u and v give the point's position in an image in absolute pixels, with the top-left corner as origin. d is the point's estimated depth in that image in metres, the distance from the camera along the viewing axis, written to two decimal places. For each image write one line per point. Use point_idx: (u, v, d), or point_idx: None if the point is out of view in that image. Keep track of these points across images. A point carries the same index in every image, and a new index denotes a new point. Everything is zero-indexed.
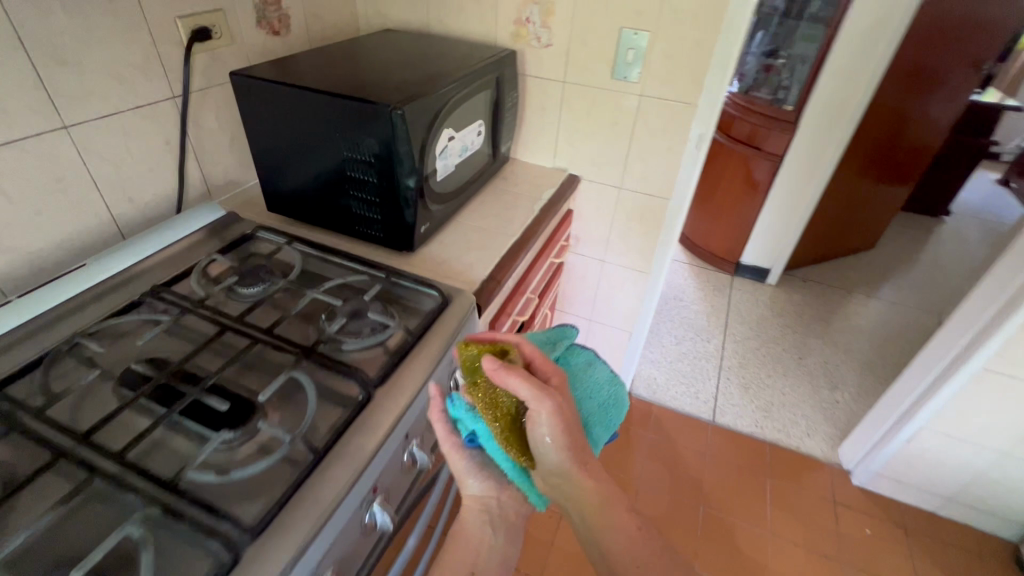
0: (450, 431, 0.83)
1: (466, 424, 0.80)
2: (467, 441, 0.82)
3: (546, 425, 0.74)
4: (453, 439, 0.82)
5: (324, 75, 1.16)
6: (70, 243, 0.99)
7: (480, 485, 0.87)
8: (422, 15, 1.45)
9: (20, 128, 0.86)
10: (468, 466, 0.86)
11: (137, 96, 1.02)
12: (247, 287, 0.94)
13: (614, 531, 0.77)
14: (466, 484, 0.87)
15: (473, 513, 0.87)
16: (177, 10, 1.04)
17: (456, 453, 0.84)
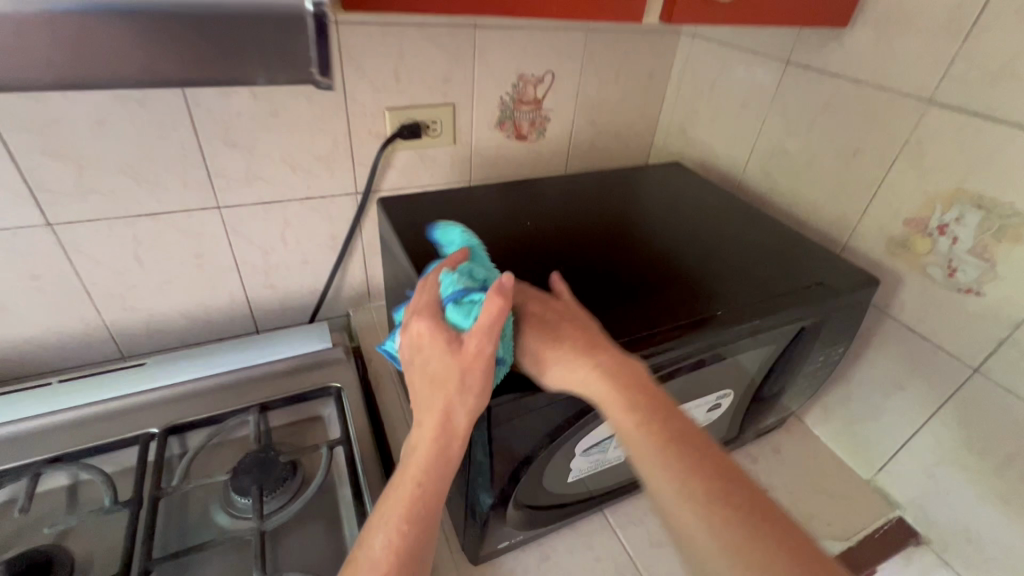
0: (491, 346, 0.44)
1: (501, 344, 0.46)
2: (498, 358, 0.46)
3: (557, 369, 0.46)
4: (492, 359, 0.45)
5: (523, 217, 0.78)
6: (196, 317, 0.90)
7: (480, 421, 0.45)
8: (741, 154, 0.91)
9: (170, 202, 0.78)
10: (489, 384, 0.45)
11: (314, 187, 0.86)
12: (235, 497, 0.65)
13: (671, 472, 0.41)
14: (467, 414, 0.44)
15: (448, 470, 0.44)
16: (391, 101, 0.83)
17: (485, 378, 0.44)
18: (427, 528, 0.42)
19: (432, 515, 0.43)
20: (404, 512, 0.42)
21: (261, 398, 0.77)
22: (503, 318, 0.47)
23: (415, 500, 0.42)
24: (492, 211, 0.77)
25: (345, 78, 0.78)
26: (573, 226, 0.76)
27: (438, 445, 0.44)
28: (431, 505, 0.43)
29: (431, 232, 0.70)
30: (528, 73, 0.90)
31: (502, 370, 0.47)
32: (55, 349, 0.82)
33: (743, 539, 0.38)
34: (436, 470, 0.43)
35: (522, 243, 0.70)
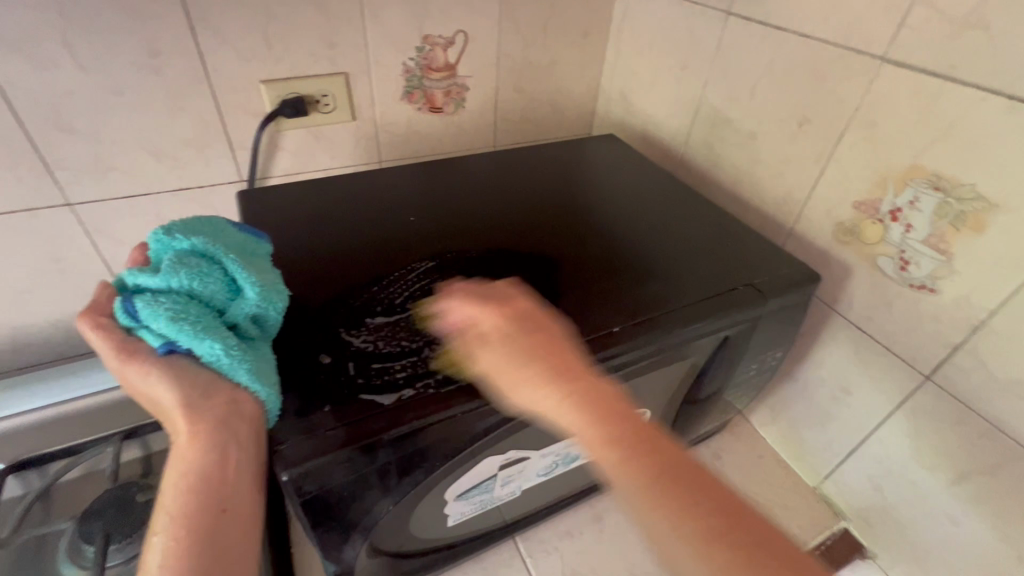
0: (131, 346, 0.38)
1: (153, 324, 0.37)
2: (159, 347, 0.37)
3: (517, 392, 0.39)
4: (136, 355, 0.37)
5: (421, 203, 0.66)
6: (68, 329, 0.80)
7: (205, 398, 0.38)
8: (683, 123, 0.79)
9: (4, 200, 0.66)
10: (167, 371, 0.37)
11: (186, 177, 0.74)
12: (82, 545, 0.57)
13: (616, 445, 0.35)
14: (170, 406, 0.37)
15: (210, 466, 0.36)
16: (266, 72, 0.70)
17: (149, 372, 0.37)
18: (205, 530, 0.35)
19: (211, 522, 0.35)
20: (166, 528, 0.34)
21: (129, 423, 0.68)
22: (139, 297, 0.37)
23: (177, 515, 0.35)
24: (383, 198, 0.65)
25: (200, 45, 0.65)
26: (477, 213, 0.64)
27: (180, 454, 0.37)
28: (207, 509, 0.35)
29: (298, 226, 0.58)
30: (433, 33, 0.77)
31: (187, 345, 0.37)
32: None
33: (665, 507, 0.33)
34: (189, 474, 0.36)
35: (406, 237, 0.58)
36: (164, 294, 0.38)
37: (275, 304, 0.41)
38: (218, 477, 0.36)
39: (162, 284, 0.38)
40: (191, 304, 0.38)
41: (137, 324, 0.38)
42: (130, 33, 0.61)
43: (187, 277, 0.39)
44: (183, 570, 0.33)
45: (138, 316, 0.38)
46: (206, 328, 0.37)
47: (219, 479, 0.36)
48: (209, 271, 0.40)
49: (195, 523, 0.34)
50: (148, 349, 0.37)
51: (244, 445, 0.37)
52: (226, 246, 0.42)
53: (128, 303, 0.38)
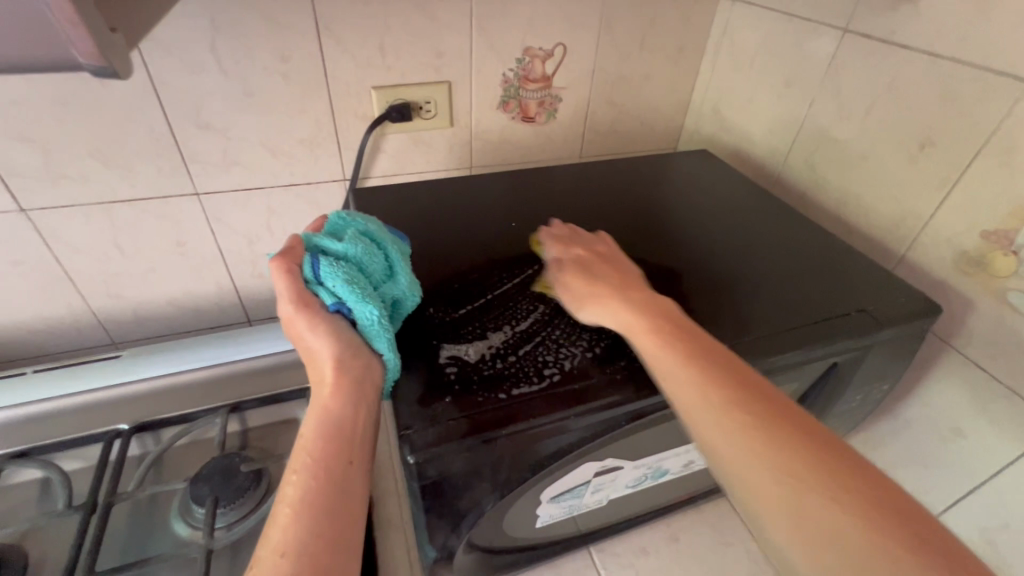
0: (304, 296, 0.42)
1: (329, 284, 0.42)
2: (330, 304, 0.42)
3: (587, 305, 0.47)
4: (312, 303, 0.42)
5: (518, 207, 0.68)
6: (182, 307, 0.87)
7: (354, 354, 0.41)
8: (783, 141, 0.77)
9: (146, 187, 0.74)
10: (331, 324, 0.42)
11: (298, 174, 0.79)
12: (193, 506, 0.62)
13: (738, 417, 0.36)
14: (323, 354, 0.41)
15: (340, 420, 0.39)
16: (378, 79, 0.75)
17: (315, 319, 0.41)
18: (337, 477, 0.36)
19: (340, 470, 0.36)
20: (300, 469, 0.36)
21: (234, 398, 0.74)
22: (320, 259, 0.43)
23: (313, 459, 0.36)
24: (482, 202, 0.67)
25: (324, 52, 0.70)
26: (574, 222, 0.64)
27: (319, 405, 0.39)
28: (338, 455, 0.37)
29: (406, 226, 0.61)
30: (535, 46, 0.79)
31: (356, 307, 0.42)
32: (43, 334, 0.82)
33: (831, 484, 0.32)
34: (328, 415, 0.39)
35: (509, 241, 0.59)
36: (342, 262, 0.44)
37: (415, 296, 0.46)
38: (349, 431, 0.39)
39: (344, 251, 0.44)
40: (361, 277, 0.44)
41: (316, 280, 0.43)
42: (267, 41, 0.67)
43: (367, 255, 0.45)
44: (313, 509, 0.34)
45: (318, 274, 0.43)
46: (370, 298, 0.43)
47: (344, 431, 0.38)
48: (378, 255, 0.46)
49: (330, 472, 0.36)
50: (319, 302, 0.42)
51: (371, 403, 0.40)
52: (391, 239, 0.48)
53: (313, 259, 0.43)
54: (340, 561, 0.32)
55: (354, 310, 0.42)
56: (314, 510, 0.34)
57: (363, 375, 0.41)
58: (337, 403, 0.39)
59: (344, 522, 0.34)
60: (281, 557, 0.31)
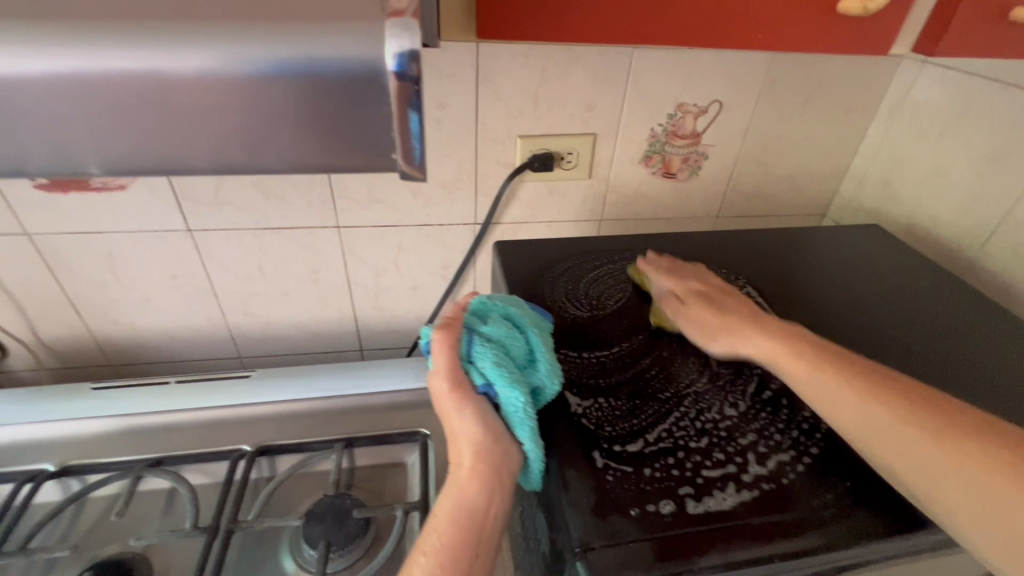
0: (456, 376, 0.41)
1: (481, 365, 0.41)
2: (478, 385, 0.41)
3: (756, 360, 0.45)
4: (463, 382, 0.41)
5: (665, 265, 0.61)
6: (304, 331, 0.90)
7: (493, 444, 0.39)
8: (981, 225, 0.66)
9: (294, 218, 0.77)
10: (475, 409, 0.40)
11: (433, 215, 0.80)
12: (304, 546, 0.61)
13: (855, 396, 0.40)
14: (463, 439, 0.39)
15: (475, 512, 0.37)
16: (526, 128, 0.74)
17: (464, 402, 0.40)
18: (465, 571, 0.35)
19: (468, 562, 0.35)
20: (431, 551, 0.35)
21: (348, 433, 0.73)
22: (474, 336, 0.43)
23: (445, 543, 0.35)
24: (635, 258, 0.62)
25: (479, 102, 0.71)
26: (746, 292, 0.57)
27: (457, 492, 0.38)
28: (468, 548, 0.36)
29: (560, 278, 0.58)
30: (689, 102, 0.75)
31: (503, 390, 0.40)
32: (184, 342, 0.87)
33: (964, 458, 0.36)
34: (462, 497, 0.37)
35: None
36: (492, 344, 0.42)
37: (556, 385, 0.42)
38: (479, 524, 0.37)
39: (492, 332, 0.42)
40: (508, 360, 0.42)
41: (467, 360, 0.42)
42: (428, 89, 0.69)
43: (513, 338, 0.43)
44: None
45: (470, 354, 0.42)
46: (517, 380, 0.40)
47: (476, 524, 0.37)
48: (522, 337, 0.43)
49: (458, 561, 0.35)
50: (469, 382, 0.41)
51: (504, 497, 0.38)
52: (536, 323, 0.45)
53: (466, 342, 0.42)
54: None
55: (500, 393, 0.40)
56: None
57: (500, 465, 0.38)
58: (473, 490, 0.37)
59: None
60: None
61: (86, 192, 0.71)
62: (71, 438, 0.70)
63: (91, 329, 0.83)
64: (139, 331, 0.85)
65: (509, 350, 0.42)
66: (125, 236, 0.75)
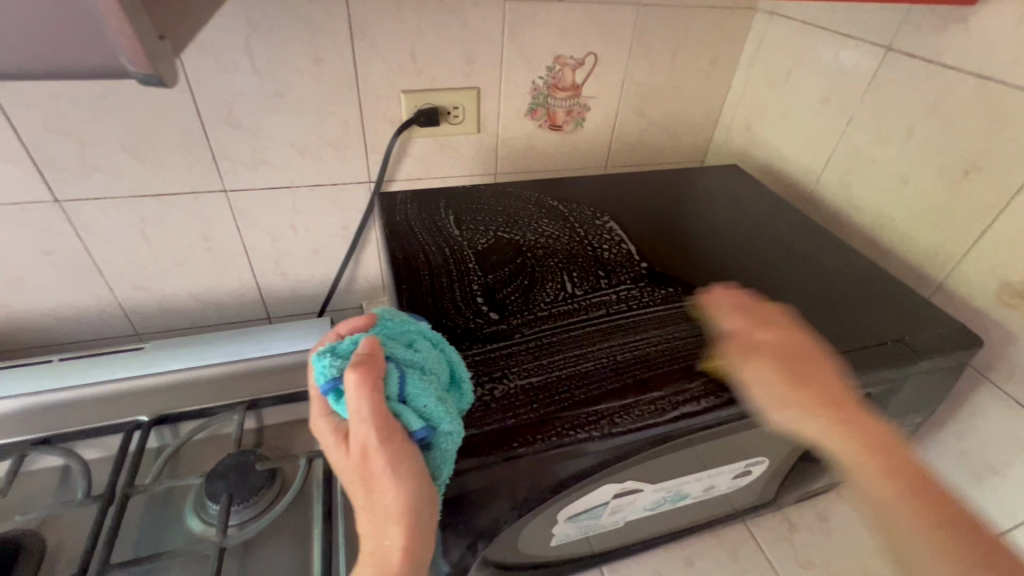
0: (391, 425, 0.35)
1: (419, 406, 0.36)
2: (416, 429, 0.36)
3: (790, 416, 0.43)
4: (395, 432, 0.35)
5: (538, 205, 0.65)
6: (204, 302, 0.88)
7: (426, 504, 0.36)
8: (818, 160, 0.75)
9: (174, 184, 0.75)
10: (413, 460, 0.35)
11: (325, 175, 0.80)
12: (208, 502, 0.62)
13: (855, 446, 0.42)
14: (398, 500, 0.35)
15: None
16: (408, 83, 0.75)
17: (398, 452, 0.35)
18: None
19: None
20: None
21: (251, 395, 0.74)
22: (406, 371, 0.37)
23: None
24: (513, 200, 0.66)
25: (357, 56, 0.70)
26: (609, 225, 0.62)
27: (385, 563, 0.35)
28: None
29: (438, 219, 0.60)
30: (565, 55, 0.79)
31: (444, 432, 0.37)
32: (69, 323, 0.83)
33: None
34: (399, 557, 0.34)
35: (542, 242, 0.58)
36: (423, 379, 0.38)
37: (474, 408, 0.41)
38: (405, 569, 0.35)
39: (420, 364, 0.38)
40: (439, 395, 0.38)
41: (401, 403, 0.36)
42: (301, 44, 0.68)
43: (437, 370, 0.39)
44: None
45: (401, 392, 0.36)
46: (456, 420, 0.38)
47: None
48: (442, 365, 0.40)
49: None
50: (404, 428, 0.35)
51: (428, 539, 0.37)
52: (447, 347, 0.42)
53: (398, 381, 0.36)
54: None
55: (434, 427, 0.37)
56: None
57: (432, 505, 0.36)
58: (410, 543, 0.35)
59: None
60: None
61: None
62: None
63: None
64: (14, 315, 0.80)
65: (435, 382, 0.39)
66: None
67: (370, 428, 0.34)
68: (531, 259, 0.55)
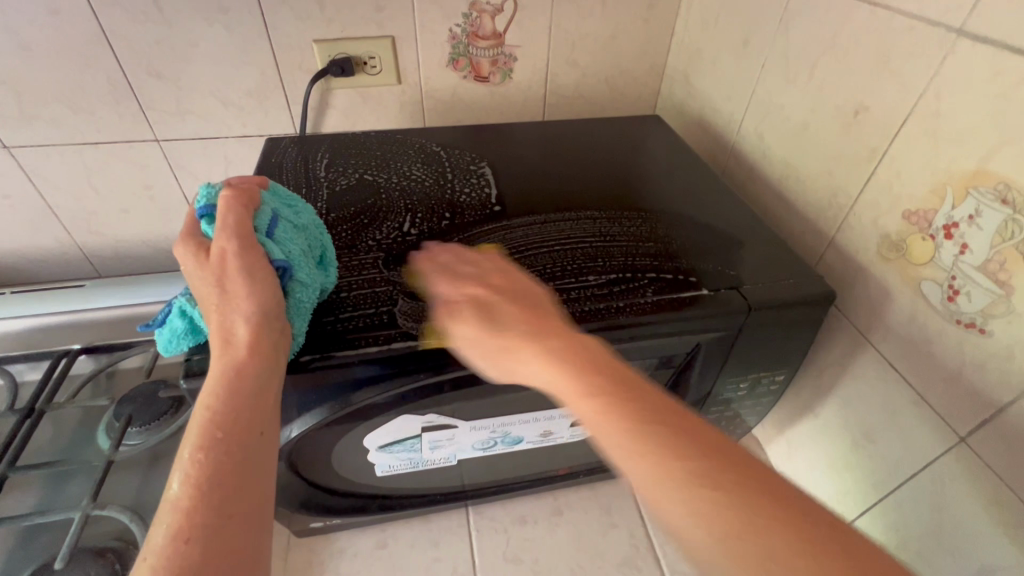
0: (250, 245, 0.36)
1: (283, 245, 0.38)
2: (279, 260, 0.37)
3: (508, 360, 0.37)
4: (257, 250, 0.36)
5: (420, 151, 0.64)
6: (157, 248, 0.94)
7: (278, 325, 0.35)
8: (738, 110, 0.70)
9: (109, 132, 0.80)
10: (271, 280, 0.36)
11: (250, 126, 0.83)
12: (112, 420, 0.68)
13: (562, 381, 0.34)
14: (253, 313, 0.34)
15: (257, 396, 0.32)
16: (319, 32, 0.75)
17: (257, 268, 0.35)
18: (249, 446, 0.30)
19: (254, 438, 0.31)
20: (213, 421, 0.30)
21: None
22: (279, 219, 0.40)
23: (223, 411, 0.30)
24: (398, 146, 0.66)
25: (262, 4, 0.72)
26: (482, 171, 0.61)
27: (230, 354, 0.32)
28: (241, 430, 0.30)
29: (310, 163, 0.61)
30: (482, 1, 0.77)
31: (299, 279, 0.38)
32: (37, 263, 0.91)
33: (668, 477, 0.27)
34: (246, 373, 0.32)
35: (402, 185, 0.58)
36: (293, 231, 0.40)
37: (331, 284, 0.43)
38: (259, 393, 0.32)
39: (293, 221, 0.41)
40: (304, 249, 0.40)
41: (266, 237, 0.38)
42: None
43: (309, 234, 0.42)
44: (212, 470, 0.28)
45: (269, 230, 0.38)
46: (314, 277, 0.40)
47: (258, 411, 0.31)
48: (315, 235, 0.42)
49: (244, 431, 0.30)
50: (265, 254, 0.37)
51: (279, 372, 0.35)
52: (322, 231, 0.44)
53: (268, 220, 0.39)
54: (243, 521, 0.28)
55: (293, 271, 0.38)
56: (212, 484, 0.28)
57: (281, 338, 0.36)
58: (264, 358, 0.33)
59: (240, 491, 0.28)
60: (179, 547, 0.25)
61: None
62: None
63: None
64: None
65: (304, 241, 0.41)
66: None
67: (229, 243, 0.35)
68: (382, 201, 0.55)
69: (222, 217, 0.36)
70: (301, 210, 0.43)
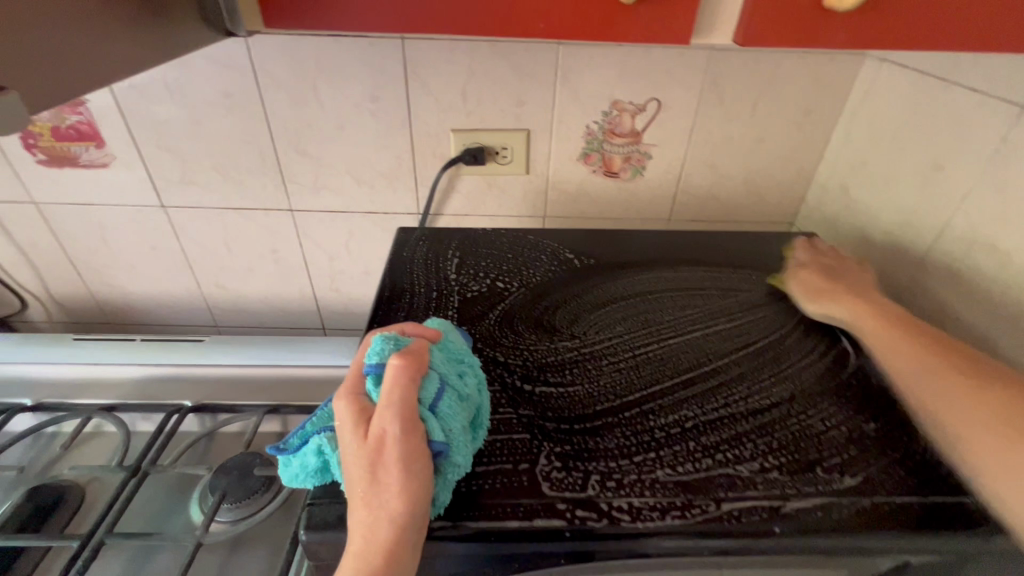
0: (411, 428, 0.33)
1: (444, 421, 0.34)
2: (437, 442, 0.33)
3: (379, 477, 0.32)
4: (417, 436, 0.33)
5: (551, 257, 0.60)
6: (272, 305, 0.97)
7: (418, 521, 0.32)
8: (921, 238, 0.60)
9: (252, 200, 0.84)
10: (422, 470, 0.32)
11: (377, 204, 0.84)
12: (207, 494, 0.66)
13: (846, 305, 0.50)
14: (393, 511, 0.31)
15: None
16: (458, 122, 0.76)
17: (412, 457, 0.32)
18: None
19: None
20: None
21: (277, 401, 0.79)
22: (446, 387, 0.36)
23: None
24: (526, 248, 0.62)
25: (410, 94, 0.74)
26: (622, 289, 0.56)
27: (366, 566, 0.29)
28: None
29: (440, 262, 0.59)
30: (623, 100, 0.74)
31: (454, 459, 0.34)
32: (167, 307, 0.97)
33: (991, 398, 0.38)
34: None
35: (537, 300, 0.53)
36: (455, 399, 0.36)
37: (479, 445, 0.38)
38: None
39: (456, 387, 0.37)
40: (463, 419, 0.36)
41: (428, 411, 0.34)
42: (362, 82, 0.73)
43: (470, 398, 0.37)
44: None
45: (432, 402, 0.35)
46: (468, 453, 0.35)
47: None
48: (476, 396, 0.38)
49: None
50: (423, 435, 0.33)
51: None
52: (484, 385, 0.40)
53: (434, 390, 0.35)
54: None
55: (448, 448, 0.34)
56: None
57: (416, 536, 0.32)
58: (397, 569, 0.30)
59: None
60: None
61: (75, 168, 0.80)
62: (49, 381, 0.81)
63: (92, 292, 0.94)
64: (129, 296, 0.95)
65: (464, 405, 0.37)
66: (112, 207, 0.84)
67: (389, 425, 0.32)
68: (517, 318, 0.51)
69: (387, 389, 0.33)
70: (466, 364, 0.39)
